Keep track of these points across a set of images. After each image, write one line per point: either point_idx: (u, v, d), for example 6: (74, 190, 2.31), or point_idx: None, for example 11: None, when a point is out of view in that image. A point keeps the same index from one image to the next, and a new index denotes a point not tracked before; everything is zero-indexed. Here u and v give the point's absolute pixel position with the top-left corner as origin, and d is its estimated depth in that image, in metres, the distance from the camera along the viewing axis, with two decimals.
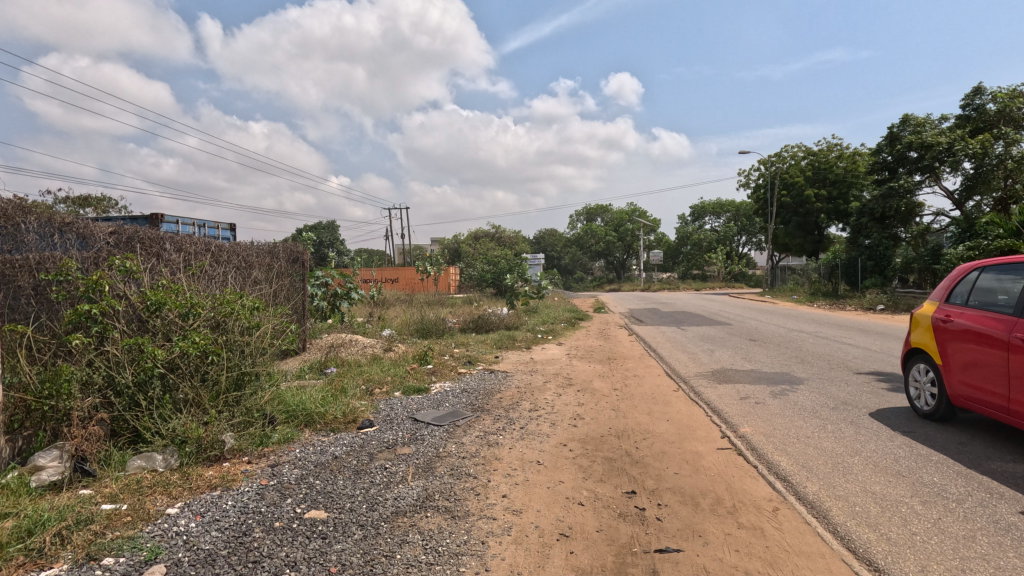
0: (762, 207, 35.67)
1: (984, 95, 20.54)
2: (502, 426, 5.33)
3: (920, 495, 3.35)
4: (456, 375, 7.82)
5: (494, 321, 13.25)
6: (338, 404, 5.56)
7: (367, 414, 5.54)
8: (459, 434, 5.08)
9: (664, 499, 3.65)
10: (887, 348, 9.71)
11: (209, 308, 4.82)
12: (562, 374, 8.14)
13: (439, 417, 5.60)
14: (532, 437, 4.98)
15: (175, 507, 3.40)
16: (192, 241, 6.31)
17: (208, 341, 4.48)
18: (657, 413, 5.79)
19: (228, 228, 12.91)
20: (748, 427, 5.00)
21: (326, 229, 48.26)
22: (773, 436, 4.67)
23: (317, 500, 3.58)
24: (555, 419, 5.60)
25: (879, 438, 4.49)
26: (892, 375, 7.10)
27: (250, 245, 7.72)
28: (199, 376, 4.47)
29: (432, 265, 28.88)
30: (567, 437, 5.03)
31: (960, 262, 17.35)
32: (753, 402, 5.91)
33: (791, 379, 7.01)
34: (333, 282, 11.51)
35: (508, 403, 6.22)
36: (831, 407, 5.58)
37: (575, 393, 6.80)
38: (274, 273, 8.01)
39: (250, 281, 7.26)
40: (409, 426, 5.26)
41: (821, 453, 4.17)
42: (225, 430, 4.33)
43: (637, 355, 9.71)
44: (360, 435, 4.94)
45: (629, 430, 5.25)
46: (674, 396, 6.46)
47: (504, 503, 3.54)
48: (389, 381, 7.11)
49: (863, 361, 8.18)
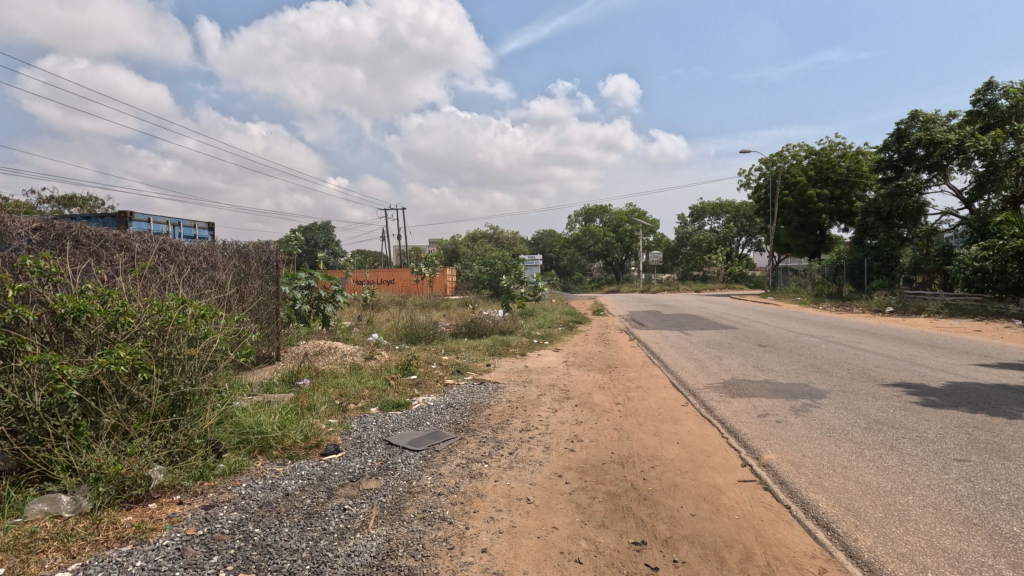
0: (763, 207, 34.95)
1: (995, 90, 19.87)
2: (488, 450, 4.63)
3: (1006, 554, 2.67)
4: (442, 387, 7.09)
5: (488, 325, 12.57)
6: (300, 424, 4.85)
7: (333, 437, 4.82)
8: (437, 462, 4.38)
9: (680, 554, 2.96)
10: (908, 356, 8.99)
11: (142, 316, 4.10)
12: (558, 385, 7.43)
13: (416, 439, 4.89)
14: (522, 466, 4.28)
15: (67, 571, 2.70)
16: (140, 239, 5.62)
17: (137, 356, 3.76)
18: (664, 433, 5.11)
19: (205, 226, 12.18)
20: (772, 452, 4.31)
21: (320, 230, 47.29)
22: (805, 465, 3.98)
23: (252, 558, 2.88)
24: (549, 442, 4.89)
25: (929, 470, 3.80)
26: (923, 387, 6.42)
27: (215, 244, 6.98)
28: (126, 397, 3.75)
29: (427, 266, 28.16)
30: (562, 465, 4.34)
31: (975, 262, 16.65)
32: (773, 421, 5.20)
33: (811, 392, 6.32)
34: (316, 284, 10.75)
35: (496, 421, 5.51)
36: (862, 427, 4.90)
37: (572, 409, 6.10)
38: (240, 277, 7.25)
39: (211, 285, 6.54)
40: (380, 452, 4.56)
41: (866, 490, 3.49)
42: (152, 464, 3.64)
43: (640, 363, 8.98)
44: (323, 464, 4.25)
45: (634, 455, 4.57)
46: (683, 413, 5.75)
47: (482, 562, 2.85)
48: (366, 394, 6.38)
49: (887, 370, 7.49)
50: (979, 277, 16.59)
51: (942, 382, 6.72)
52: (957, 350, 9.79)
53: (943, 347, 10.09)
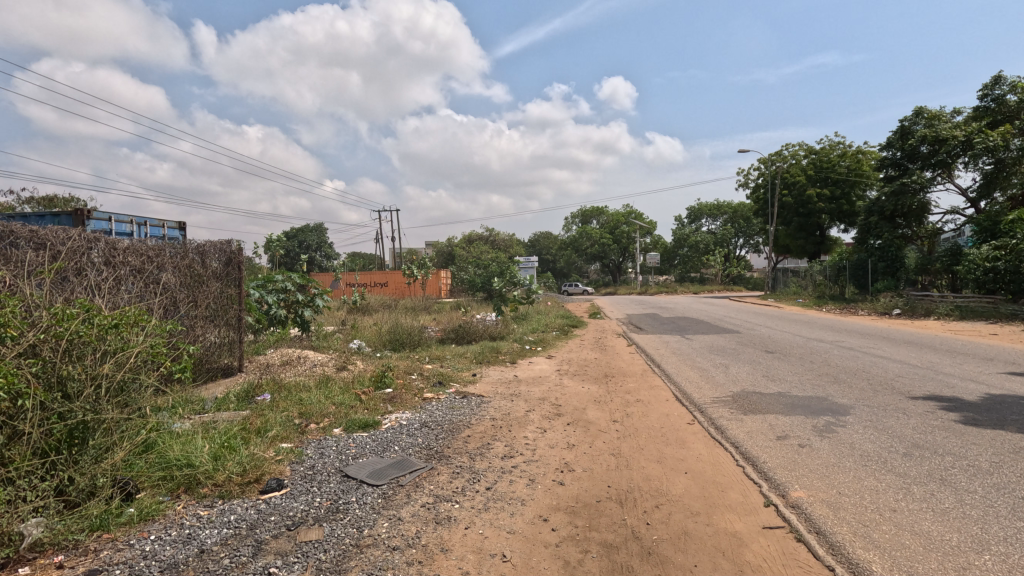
0: (762, 207, 34.22)
1: (1003, 85, 19.27)
2: (461, 485, 3.89)
3: None
4: (419, 402, 6.35)
5: (478, 329, 11.85)
6: (240, 452, 4.08)
7: (280, 469, 4.08)
8: (398, 502, 3.63)
9: None
10: (929, 363, 8.31)
11: (31, 328, 3.32)
12: (549, 398, 6.69)
13: (377, 471, 4.15)
14: (500, 508, 3.54)
15: None
16: (59, 236, 4.81)
17: (17, 378, 2.99)
18: (668, 460, 4.39)
19: (175, 226, 11.40)
20: (801, 489, 3.58)
21: (312, 231, 46.31)
22: (845, 508, 3.26)
23: None
24: (535, 472, 4.16)
25: (998, 516, 3.08)
26: (958, 401, 5.71)
27: (166, 243, 6.17)
28: (7, 430, 2.99)
29: (419, 269, 27.37)
30: (547, 505, 3.61)
31: (986, 263, 16.01)
32: (796, 445, 4.48)
33: (833, 408, 5.60)
34: (293, 287, 10.03)
35: (475, 445, 4.77)
36: (901, 453, 4.19)
37: (564, 428, 5.36)
38: (194, 281, 6.43)
39: (152, 289, 5.75)
40: (332, 488, 3.82)
41: (928, 548, 2.77)
42: (29, 515, 2.89)
43: (639, 371, 8.28)
44: (258, 505, 3.51)
45: (635, 491, 3.83)
46: (690, 434, 5.01)
47: None
48: (330, 413, 5.62)
49: (912, 381, 6.78)
50: (991, 278, 15.96)
51: (977, 395, 6.01)
52: (979, 355, 9.12)
53: (964, 353, 9.40)
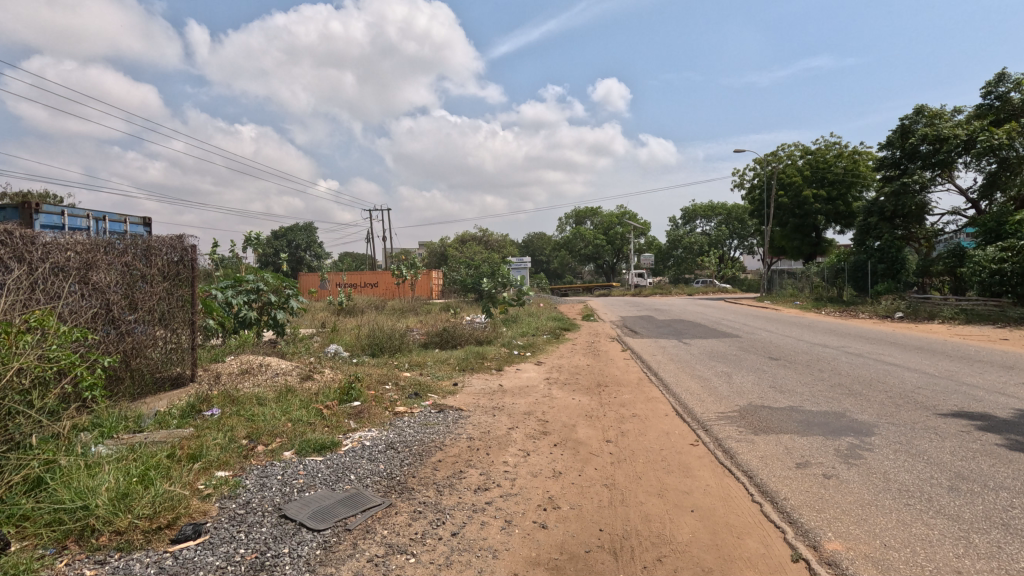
0: (758, 208, 33.65)
1: (1007, 82, 18.82)
2: (421, 531, 3.18)
3: None
4: (389, 417, 5.66)
5: (463, 333, 11.14)
6: (156, 487, 3.36)
7: (204, 508, 3.36)
8: (339, 555, 2.92)
9: None
10: (947, 372, 7.69)
11: None
12: (535, 413, 5.97)
13: (321, 509, 3.44)
14: (464, 565, 2.83)
15: None
16: None
17: None
18: (671, 494, 3.71)
19: (138, 221, 10.64)
20: (837, 539, 2.91)
21: (301, 231, 45.25)
22: (898, 571, 2.59)
23: None
24: (513, 512, 3.47)
25: None
26: (991, 420, 5.08)
27: (102, 237, 5.43)
28: None
29: (407, 269, 26.62)
30: (525, 557, 2.92)
31: (992, 265, 15.43)
32: (821, 475, 3.81)
33: (855, 427, 4.93)
34: (265, 288, 9.27)
35: (445, 475, 4.07)
36: (945, 488, 3.53)
37: (551, 450, 4.67)
38: (134, 281, 5.69)
39: (79, 290, 5.02)
40: (263, 534, 3.11)
41: None
42: None
43: (634, 380, 7.62)
44: (161, 562, 2.78)
45: (633, 537, 3.15)
46: (695, 460, 4.33)
47: None
48: (283, 431, 4.90)
49: (936, 395, 6.13)
50: (997, 280, 15.38)
51: (1010, 411, 5.39)
52: (998, 363, 8.50)
53: (980, 360, 8.80)
